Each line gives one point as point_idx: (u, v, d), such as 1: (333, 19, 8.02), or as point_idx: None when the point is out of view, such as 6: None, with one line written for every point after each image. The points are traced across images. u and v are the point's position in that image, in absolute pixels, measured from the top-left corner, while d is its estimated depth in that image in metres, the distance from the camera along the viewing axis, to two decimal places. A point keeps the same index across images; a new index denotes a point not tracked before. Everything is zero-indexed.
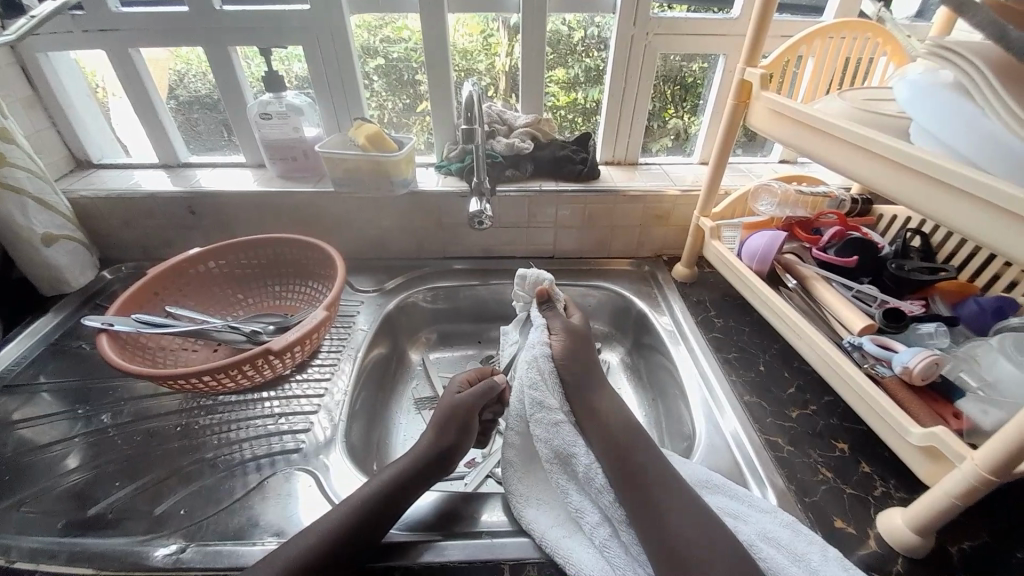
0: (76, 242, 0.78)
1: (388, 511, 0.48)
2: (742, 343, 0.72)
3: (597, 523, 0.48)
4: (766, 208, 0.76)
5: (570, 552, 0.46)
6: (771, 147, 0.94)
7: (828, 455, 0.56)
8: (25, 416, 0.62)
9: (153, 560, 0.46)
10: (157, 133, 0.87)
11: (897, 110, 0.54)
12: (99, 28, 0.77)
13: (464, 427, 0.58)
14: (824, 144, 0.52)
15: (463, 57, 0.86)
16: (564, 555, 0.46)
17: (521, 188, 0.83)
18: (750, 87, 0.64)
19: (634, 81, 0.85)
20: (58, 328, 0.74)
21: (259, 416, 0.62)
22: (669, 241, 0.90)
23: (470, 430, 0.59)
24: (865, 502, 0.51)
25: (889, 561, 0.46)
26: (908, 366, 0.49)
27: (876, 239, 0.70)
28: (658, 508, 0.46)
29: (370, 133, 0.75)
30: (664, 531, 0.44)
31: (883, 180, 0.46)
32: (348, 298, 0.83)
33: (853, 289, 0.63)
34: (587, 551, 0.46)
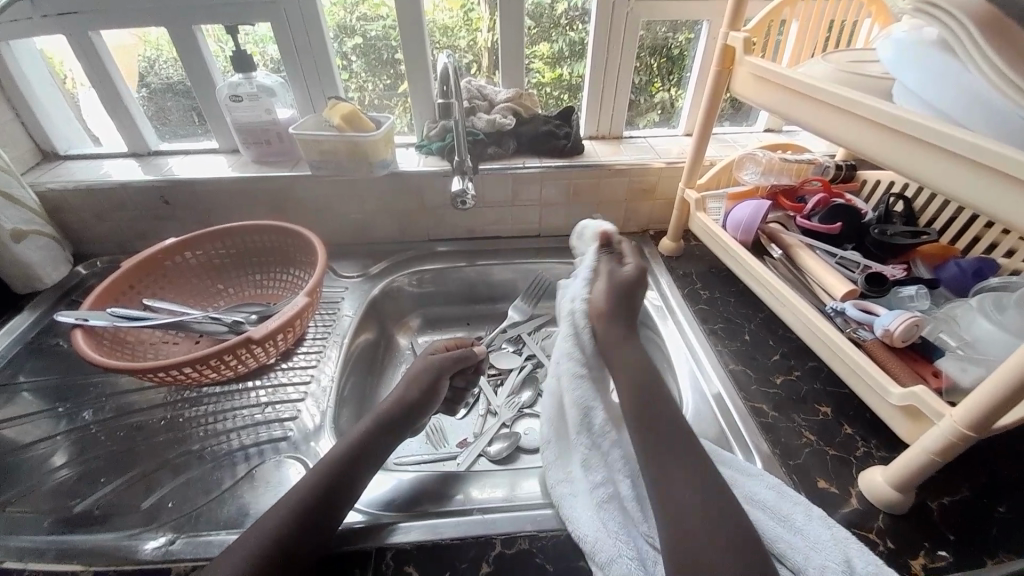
0: (46, 237, 0.76)
1: (356, 472, 0.49)
2: (728, 314, 0.72)
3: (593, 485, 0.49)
4: (750, 178, 0.75)
5: (570, 513, 0.47)
6: (756, 116, 0.93)
7: (812, 419, 0.57)
8: (5, 416, 0.61)
9: (143, 553, 0.46)
10: (125, 120, 0.84)
11: (879, 71, 0.53)
12: (54, 12, 0.73)
13: (430, 388, 0.61)
14: (812, 109, 0.51)
15: (443, 34, 0.83)
16: (564, 518, 0.47)
17: (504, 166, 0.82)
18: (733, 52, 0.62)
19: (616, 52, 0.83)
20: (35, 326, 0.72)
21: (246, 406, 0.62)
22: (655, 215, 0.89)
23: (436, 392, 0.62)
24: (848, 463, 0.52)
25: (871, 518, 0.47)
26: (889, 329, 0.50)
27: (860, 205, 0.70)
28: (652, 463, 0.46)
29: (345, 112, 0.73)
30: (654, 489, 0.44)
31: (870, 143, 0.45)
32: (332, 284, 0.81)
33: (837, 255, 0.64)
34: (585, 512, 0.47)
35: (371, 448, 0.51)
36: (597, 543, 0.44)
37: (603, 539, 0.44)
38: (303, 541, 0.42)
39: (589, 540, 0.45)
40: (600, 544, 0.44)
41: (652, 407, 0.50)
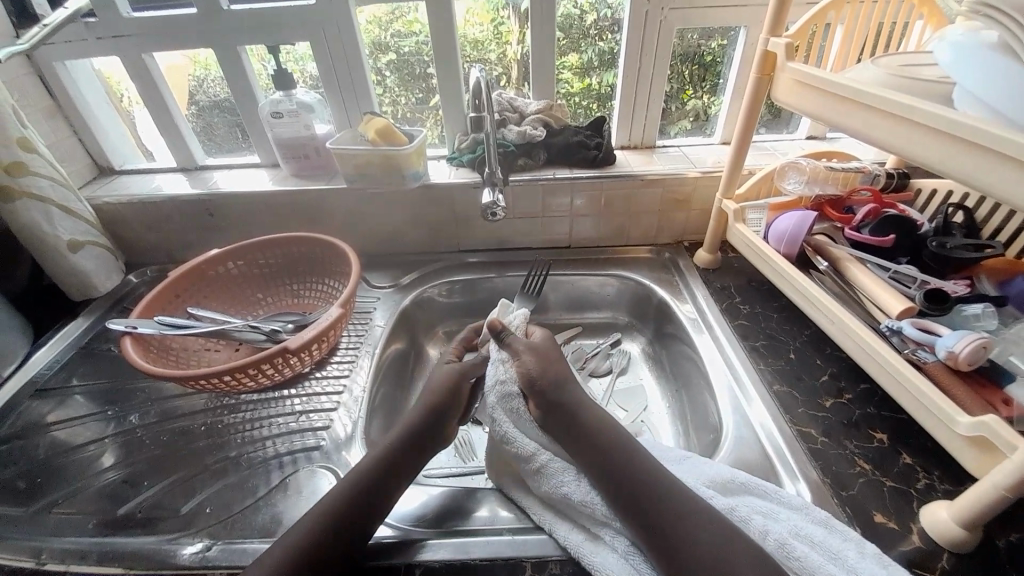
0: (100, 248, 0.80)
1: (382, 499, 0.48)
2: (770, 330, 0.69)
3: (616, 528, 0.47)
4: (794, 187, 0.72)
5: (594, 558, 0.44)
6: (797, 123, 0.89)
7: (865, 446, 0.53)
8: (59, 418, 0.64)
9: (181, 558, 0.48)
10: (174, 136, 0.88)
11: (938, 74, 0.50)
12: (110, 35, 0.77)
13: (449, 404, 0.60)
14: (859, 115, 0.48)
15: (474, 47, 0.84)
16: (589, 564, 0.44)
17: (534, 177, 0.81)
18: (775, 57, 0.60)
19: (649, 60, 0.81)
20: (88, 331, 0.76)
21: (282, 414, 0.63)
22: (690, 226, 0.87)
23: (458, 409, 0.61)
24: (906, 495, 0.48)
25: (935, 557, 0.43)
26: (952, 351, 0.46)
27: (914, 216, 0.66)
28: (653, 513, 0.44)
29: (379, 127, 0.75)
30: (671, 539, 0.42)
31: (923, 150, 0.42)
32: (364, 294, 0.83)
33: (891, 269, 0.59)
34: (611, 553, 0.45)
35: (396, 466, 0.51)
36: None
37: None
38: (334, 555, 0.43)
39: None
40: None
41: (628, 454, 0.49)
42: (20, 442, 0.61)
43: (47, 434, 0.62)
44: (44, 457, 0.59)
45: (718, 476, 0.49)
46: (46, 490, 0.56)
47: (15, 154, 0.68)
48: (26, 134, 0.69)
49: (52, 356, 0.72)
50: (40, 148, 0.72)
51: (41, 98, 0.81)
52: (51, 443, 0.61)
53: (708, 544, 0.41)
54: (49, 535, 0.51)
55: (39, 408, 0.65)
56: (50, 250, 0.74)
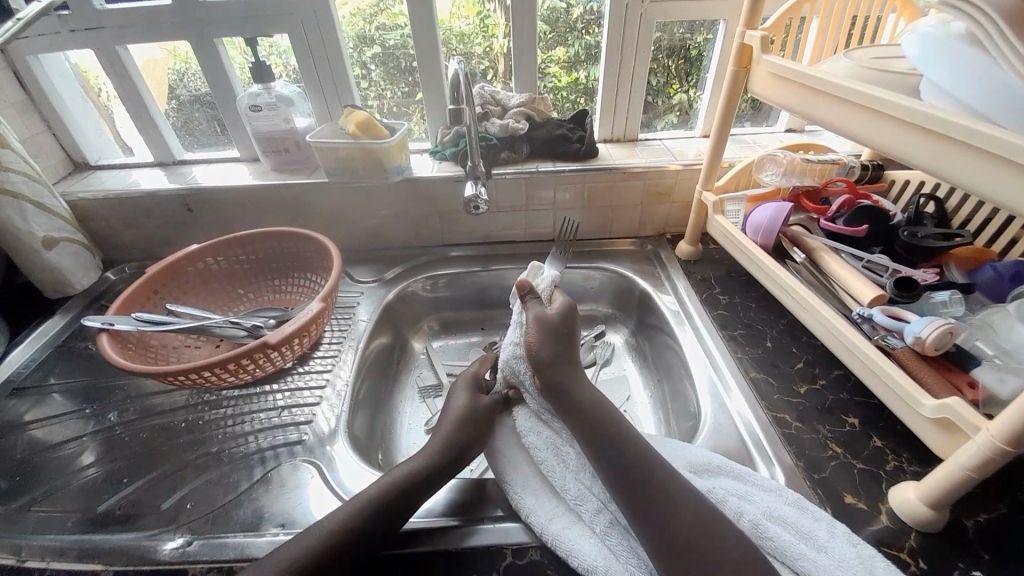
0: (77, 244, 0.79)
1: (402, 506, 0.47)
2: (748, 320, 0.70)
3: (594, 512, 0.47)
4: (771, 179, 0.73)
5: (571, 544, 0.45)
6: (776, 116, 0.91)
7: (837, 430, 0.54)
8: (36, 417, 0.63)
9: (161, 553, 0.47)
10: (152, 131, 0.87)
11: (906, 67, 0.51)
12: (84, 27, 0.76)
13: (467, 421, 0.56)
14: (831, 106, 0.49)
15: (459, 41, 0.84)
16: (564, 552, 0.44)
17: (518, 170, 0.81)
18: (751, 51, 0.61)
19: (632, 53, 0.82)
20: (65, 329, 0.75)
21: (264, 409, 0.63)
22: (673, 219, 0.87)
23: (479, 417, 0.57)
24: (876, 477, 0.50)
25: (902, 535, 0.45)
26: (920, 337, 0.47)
27: (888, 206, 0.67)
28: (647, 502, 0.44)
29: (360, 120, 0.74)
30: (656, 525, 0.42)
31: (892, 140, 0.44)
32: (347, 289, 0.82)
33: (864, 259, 0.61)
34: (588, 539, 0.45)
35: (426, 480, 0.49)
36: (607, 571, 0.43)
37: (612, 567, 0.43)
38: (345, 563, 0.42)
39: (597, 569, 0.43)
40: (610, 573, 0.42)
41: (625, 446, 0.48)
42: None
43: (23, 433, 0.61)
44: (21, 456, 0.58)
45: (694, 460, 0.50)
46: (22, 489, 0.55)
47: None
48: None
49: (28, 354, 0.71)
50: (12, 143, 0.70)
51: (12, 91, 0.79)
52: (27, 442, 0.60)
53: (692, 532, 0.41)
54: (25, 534, 0.50)
55: (15, 407, 0.64)
56: (25, 247, 0.72)
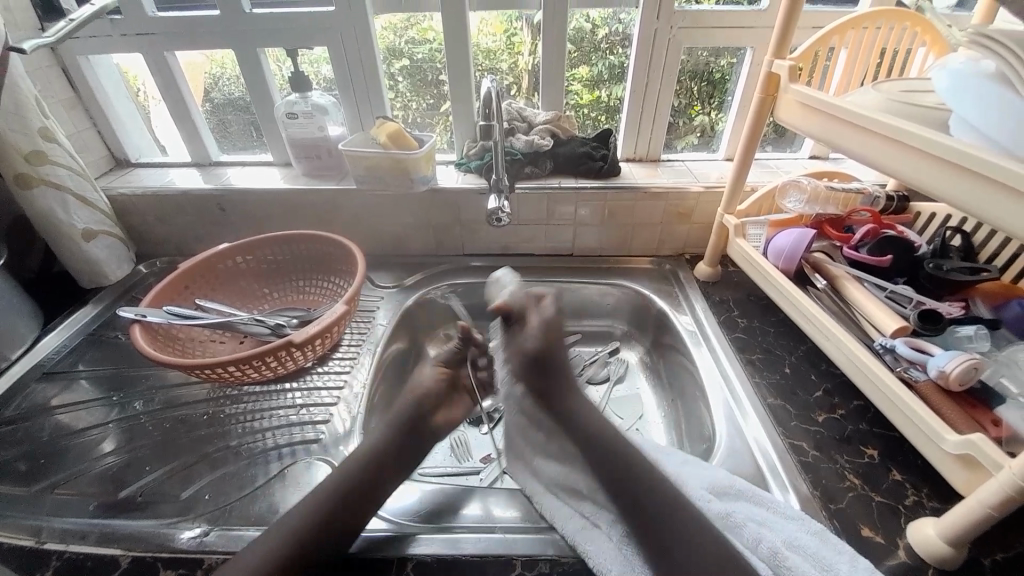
0: (113, 237, 0.82)
1: (366, 500, 0.47)
2: (767, 344, 0.70)
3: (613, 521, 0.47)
4: (794, 206, 0.73)
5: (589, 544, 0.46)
6: (800, 142, 0.91)
7: (856, 461, 0.54)
8: (63, 401, 0.65)
9: (179, 542, 0.48)
10: (190, 131, 0.90)
11: (935, 102, 0.51)
12: (135, 32, 0.80)
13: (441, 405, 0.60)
14: (856, 137, 0.50)
15: (486, 56, 0.86)
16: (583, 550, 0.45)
17: (540, 185, 0.83)
18: (778, 79, 0.61)
19: (657, 75, 0.83)
20: (96, 318, 0.78)
21: (282, 407, 0.64)
22: (692, 240, 0.88)
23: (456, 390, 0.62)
24: (895, 511, 0.49)
25: (920, 573, 0.44)
26: (944, 370, 0.47)
27: (912, 237, 0.67)
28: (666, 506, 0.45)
29: (391, 131, 0.77)
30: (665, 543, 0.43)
31: (920, 171, 0.44)
32: (368, 293, 0.84)
33: (887, 289, 0.61)
34: (605, 543, 0.46)
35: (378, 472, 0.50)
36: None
37: None
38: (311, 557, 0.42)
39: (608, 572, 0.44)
40: None
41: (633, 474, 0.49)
42: (24, 424, 0.62)
43: (50, 417, 0.63)
44: (47, 439, 0.60)
45: (713, 484, 0.50)
46: (47, 471, 0.57)
47: (35, 143, 0.70)
48: (47, 124, 0.71)
49: (60, 339, 0.74)
50: (61, 138, 0.74)
51: (62, 89, 0.84)
52: (54, 425, 0.62)
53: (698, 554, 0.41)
54: (44, 517, 0.52)
55: (44, 391, 0.66)
56: (65, 237, 0.76)
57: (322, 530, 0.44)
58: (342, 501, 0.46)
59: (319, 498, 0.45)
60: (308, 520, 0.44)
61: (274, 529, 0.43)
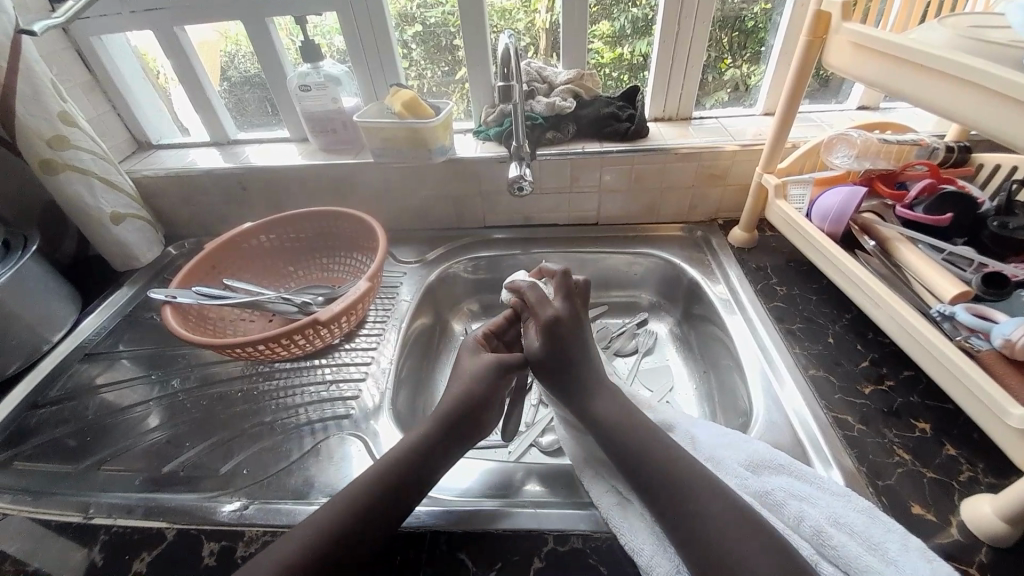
0: (141, 220, 0.83)
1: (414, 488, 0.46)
2: (808, 313, 0.66)
3: (645, 496, 0.47)
4: (841, 161, 0.66)
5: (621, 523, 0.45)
6: (847, 92, 0.83)
7: (906, 435, 0.51)
8: (107, 380, 0.68)
9: (220, 515, 0.50)
10: (206, 111, 0.89)
11: (1010, 38, 0.45)
12: (144, 8, 0.78)
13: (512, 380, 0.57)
14: (920, 80, 0.44)
15: (501, 16, 0.81)
16: (612, 525, 0.45)
17: (563, 151, 0.79)
18: (829, 19, 0.55)
19: (688, 25, 0.76)
20: (131, 300, 0.80)
21: (313, 383, 0.65)
22: (726, 203, 0.83)
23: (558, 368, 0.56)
24: (948, 488, 0.46)
25: (973, 551, 0.42)
26: (1010, 339, 0.43)
27: (974, 193, 0.61)
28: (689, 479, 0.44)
29: (406, 99, 0.73)
30: (684, 513, 0.42)
31: (995, 117, 0.38)
32: (391, 269, 0.83)
33: (945, 251, 0.56)
34: (637, 521, 0.45)
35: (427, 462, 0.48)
36: (651, 553, 0.42)
37: (660, 553, 0.42)
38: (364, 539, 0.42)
39: (642, 550, 0.43)
40: (656, 559, 0.42)
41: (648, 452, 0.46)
42: (72, 402, 0.65)
43: (95, 396, 0.66)
44: (93, 417, 0.63)
45: (752, 457, 0.48)
46: (96, 447, 0.59)
47: (57, 128, 0.70)
48: (66, 109, 0.71)
49: (99, 321, 0.76)
50: (81, 123, 0.74)
51: (79, 72, 0.83)
52: (99, 403, 0.65)
53: (720, 527, 0.40)
54: (95, 491, 0.54)
55: (88, 371, 0.69)
56: (94, 221, 0.77)
57: (370, 522, 0.43)
58: (396, 490, 0.45)
59: (369, 487, 0.44)
60: (362, 506, 0.43)
61: (328, 508, 0.43)
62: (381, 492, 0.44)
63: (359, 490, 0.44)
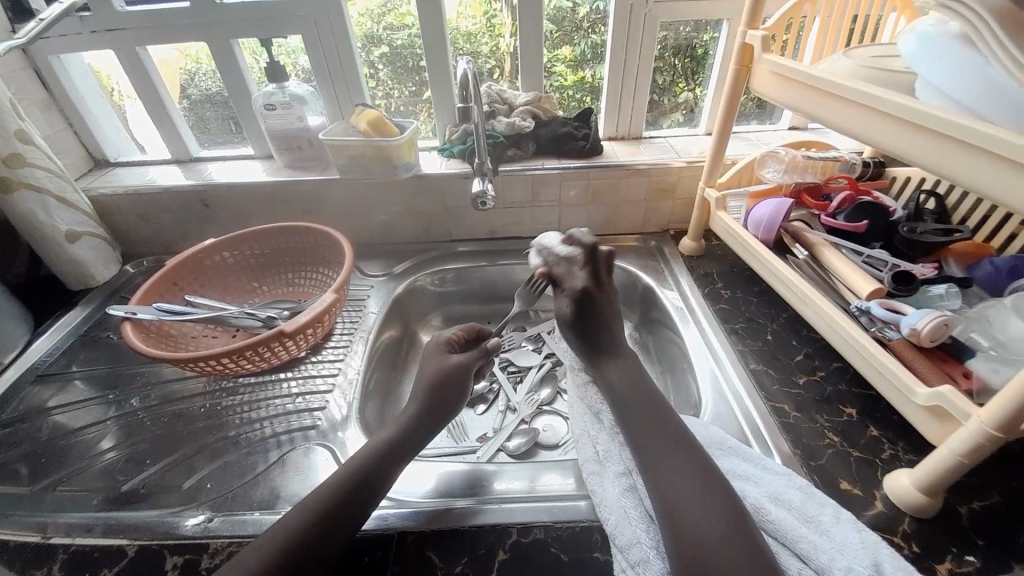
0: (98, 238, 0.82)
1: (378, 483, 0.48)
2: (750, 313, 0.71)
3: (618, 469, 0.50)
4: (772, 176, 0.74)
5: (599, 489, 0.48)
6: (779, 114, 0.92)
7: (835, 419, 0.56)
8: (59, 402, 0.66)
9: (183, 529, 0.50)
10: (168, 127, 0.89)
11: (902, 66, 0.52)
12: (106, 28, 0.78)
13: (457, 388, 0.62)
14: (831, 105, 0.51)
15: (466, 40, 0.85)
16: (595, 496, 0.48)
17: (523, 167, 0.83)
18: (752, 50, 0.62)
19: (634, 52, 0.83)
20: (86, 320, 0.78)
21: (279, 396, 0.65)
22: (677, 215, 0.89)
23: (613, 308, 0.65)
24: (873, 465, 0.51)
25: (896, 521, 0.46)
26: (916, 328, 0.49)
27: (888, 202, 0.68)
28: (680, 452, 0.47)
29: (371, 118, 0.76)
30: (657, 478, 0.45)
31: (887, 135, 0.45)
32: (358, 283, 0.85)
33: (864, 253, 0.62)
34: (611, 489, 0.48)
35: (387, 459, 0.50)
36: (618, 522, 0.45)
37: (624, 523, 0.44)
38: (322, 541, 0.42)
39: (610, 521, 0.45)
40: (621, 525, 0.45)
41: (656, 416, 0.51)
42: (22, 426, 0.63)
43: (47, 418, 0.64)
44: (46, 439, 0.61)
45: (704, 443, 0.52)
46: (48, 469, 0.57)
47: (11, 145, 0.69)
48: (23, 126, 0.70)
49: (51, 343, 0.74)
50: (37, 140, 0.73)
51: (34, 89, 0.82)
52: (52, 426, 0.62)
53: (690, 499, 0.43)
54: (49, 513, 0.52)
55: (40, 392, 0.67)
56: (49, 239, 0.75)
57: (333, 524, 0.44)
58: (359, 493, 0.47)
59: (336, 487, 0.46)
60: (328, 510, 0.44)
61: (300, 511, 0.44)
62: (343, 496, 0.46)
63: (323, 496, 0.45)
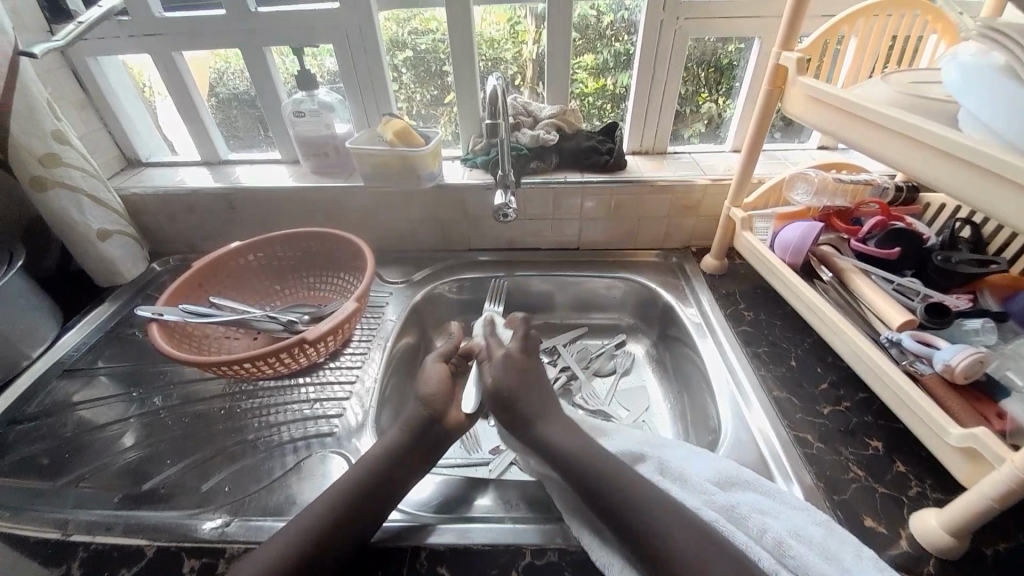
0: (127, 237, 0.84)
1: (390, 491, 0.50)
2: (773, 337, 0.70)
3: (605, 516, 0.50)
4: (801, 198, 0.73)
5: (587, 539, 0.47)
6: (808, 134, 0.90)
7: (860, 452, 0.54)
8: (84, 398, 0.67)
9: (201, 532, 0.50)
10: (199, 129, 0.91)
11: (943, 94, 0.51)
12: (144, 32, 0.80)
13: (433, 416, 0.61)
14: (867, 132, 0.49)
15: (489, 46, 0.85)
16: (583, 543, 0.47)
17: (546, 180, 0.83)
18: (786, 71, 0.61)
19: (662, 67, 0.82)
20: (112, 317, 0.80)
21: (296, 401, 0.66)
22: (699, 232, 0.88)
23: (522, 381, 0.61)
24: (899, 502, 0.50)
25: (922, 562, 0.45)
26: (949, 363, 0.47)
27: (921, 229, 0.66)
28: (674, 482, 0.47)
29: (397, 128, 0.77)
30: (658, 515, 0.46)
31: (926, 166, 0.43)
32: (377, 289, 0.85)
33: (895, 281, 0.60)
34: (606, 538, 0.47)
35: (398, 469, 0.52)
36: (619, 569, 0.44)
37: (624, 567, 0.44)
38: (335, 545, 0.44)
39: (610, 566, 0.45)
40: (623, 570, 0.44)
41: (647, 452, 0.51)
42: (48, 420, 0.64)
43: (72, 412, 0.65)
44: (71, 435, 0.62)
45: (719, 474, 0.51)
46: (69, 466, 0.59)
47: (49, 144, 0.71)
48: (60, 126, 0.73)
49: (78, 338, 0.75)
50: (73, 140, 0.75)
51: (72, 89, 0.84)
52: (77, 421, 0.64)
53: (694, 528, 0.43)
54: (69, 509, 0.54)
55: (66, 387, 0.68)
56: (80, 237, 0.77)
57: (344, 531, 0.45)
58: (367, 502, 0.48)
59: (348, 493, 0.47)
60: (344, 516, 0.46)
61: (313, 514, 0.45)
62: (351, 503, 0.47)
63: (337, 503, 0.46)
